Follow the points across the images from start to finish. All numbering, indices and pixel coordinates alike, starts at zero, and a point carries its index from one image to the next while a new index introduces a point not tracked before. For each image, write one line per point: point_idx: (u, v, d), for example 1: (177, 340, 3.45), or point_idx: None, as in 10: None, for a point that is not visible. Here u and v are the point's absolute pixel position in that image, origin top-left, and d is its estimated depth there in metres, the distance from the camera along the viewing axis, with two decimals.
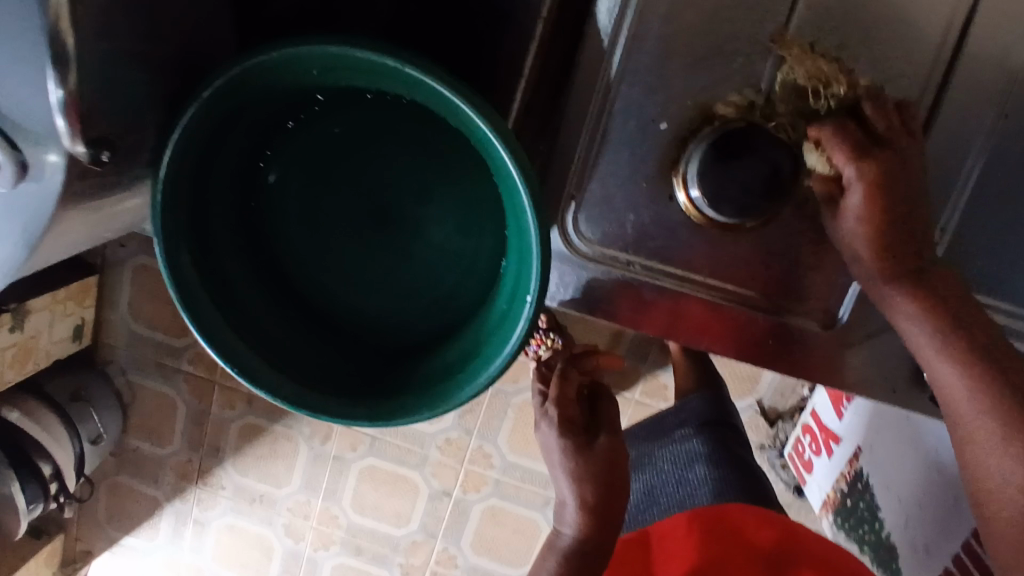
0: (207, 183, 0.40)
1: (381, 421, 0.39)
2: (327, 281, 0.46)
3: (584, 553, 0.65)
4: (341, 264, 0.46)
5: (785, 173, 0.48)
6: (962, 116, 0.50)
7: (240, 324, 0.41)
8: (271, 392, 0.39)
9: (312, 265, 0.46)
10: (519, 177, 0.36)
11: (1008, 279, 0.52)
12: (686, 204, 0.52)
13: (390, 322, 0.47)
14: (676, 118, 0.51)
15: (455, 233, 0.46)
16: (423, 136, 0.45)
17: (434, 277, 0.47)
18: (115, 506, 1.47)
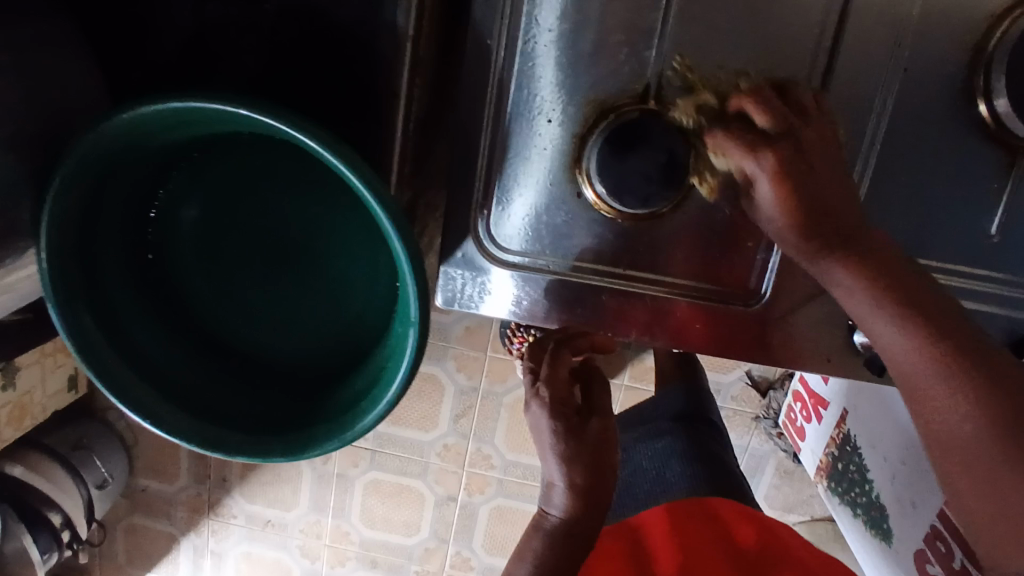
0: (97, 244, 0.41)
1: (294, 454, 0.40)
2: (239, 319, 0.47)
3: (573, 539, 0.55)
4: (250, 301, 0.47)
5: (682, 159, 0.48)
6: (858, 76, 0.49)
7: (151, 375, 0.42)
8: (185, 438, 0.40)
9: (222, 305, 0.47)
10: (380, 207, 0.36)
11: (931, 234, 0.51)
12: (593, 199, 0.52)
13: (306, 351, 0.47)
14: (570, 114, 0.50)
15: (357, 259, 0.47)
16: (310, 167, 0.45)
17: (343, 303, 0.47)
18: (133, 546, 1.49)
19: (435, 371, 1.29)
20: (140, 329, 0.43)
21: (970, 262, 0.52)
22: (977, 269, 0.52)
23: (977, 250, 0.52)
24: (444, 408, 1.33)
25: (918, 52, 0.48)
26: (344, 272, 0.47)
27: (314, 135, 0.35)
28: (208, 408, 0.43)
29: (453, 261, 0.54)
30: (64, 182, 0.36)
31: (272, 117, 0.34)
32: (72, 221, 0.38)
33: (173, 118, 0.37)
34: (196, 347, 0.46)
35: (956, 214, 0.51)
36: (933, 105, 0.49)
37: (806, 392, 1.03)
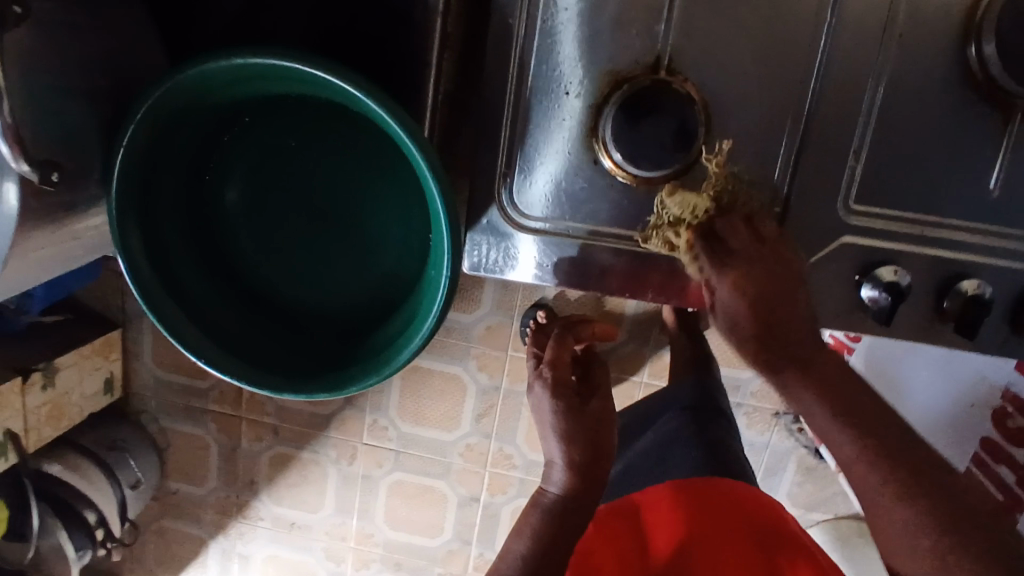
0: (156, 199, 0.45)
1: (336, 390, 0.43)
2: (282, 276, 0.51)
3: (567, 511, 0.63)
4: (293, 259, 0.51)
5: (691, 124, 0.52)
6: (858, 43, 0.52)
7: (203, 322, 0.45)
8: (236, 378, 0.43)
9: (266, 264, 0.51)
10: (419, 151, 0.40)
11: (931, 191, 0.54)
12: (610, 165, 0.55)
13: (342, 305, 0.51)
14: (587, 87, 0.54)
15: (390, 218, 0.51)
16: (348, 132, 0.49)
17: (376, 259, 0.51)
18: (163, 549, 1.52)
19: (457, 371, 1.32)
20: (194, 283, 0.47)
21: (977, 220, 0.54)
22: (979, 224, 0.54)
23: (979, 207, 0.54)
24: (466, 408, 1.35)
25: (914, 20, 0.51)
26: (378, 230, 0.51)
27: (357, 84, 0.39)
28: (256, 355, 0.47)
29: (479, 228, 0.58)
30: (135, 133, 0.40)
31: (320, 67, 0.38)
32: (137, 173, 0.42)
33: (229, 76, 0.41)
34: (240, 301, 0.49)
35: (961, 173, 0.53)
36: (928, 68, 0.52)
37: None
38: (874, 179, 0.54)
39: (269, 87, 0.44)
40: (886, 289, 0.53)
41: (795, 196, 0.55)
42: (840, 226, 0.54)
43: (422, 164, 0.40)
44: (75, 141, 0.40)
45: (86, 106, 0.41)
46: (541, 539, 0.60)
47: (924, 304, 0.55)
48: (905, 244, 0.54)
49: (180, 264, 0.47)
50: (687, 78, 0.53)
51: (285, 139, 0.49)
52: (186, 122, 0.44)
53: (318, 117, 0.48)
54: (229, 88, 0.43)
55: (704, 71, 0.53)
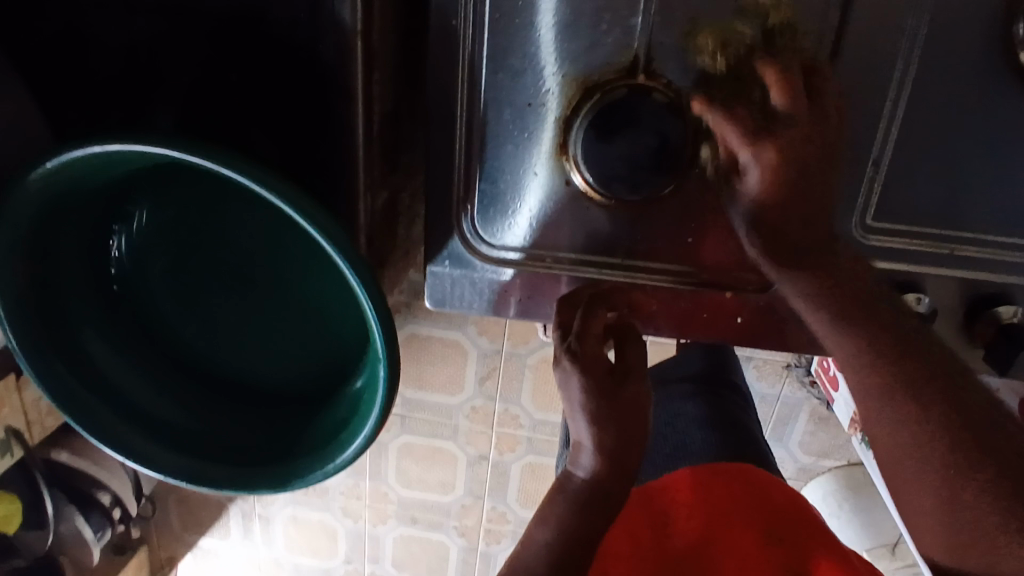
0: (56, 286, 0.40)
1: (278, 487, 0.39)
2: (217, 342, 0.45)
3: (599, 497, 0.53)
4: (226, 324, 0.45)
5: (676, 140, 0.44)
6: (881, 29, 0.42)
7: (129, 413, 0.41)
8: (169, 475, 0.39)
9: (200, 331, 0.45)
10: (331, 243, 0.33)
11: (963, 202, 0.45)
12: (583, 186, 0.47)
13: (290, 369, 0.46)
14: (552, 98, 0.45)
15: (331, 272, 0.44)
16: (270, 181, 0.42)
17: (322, 318, 0.45)
18: (185, 514, 1.56)
19: (458, 337, 1.27)
20: (115, 364, 0.42)
21: (1017, 231, 0.46)
22: (1018, 237, 0.46)
23: (1019, 217, 0.45)
24: (469, 372, 1.32)
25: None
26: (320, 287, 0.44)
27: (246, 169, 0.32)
28: (193, 439, 0.42)
29: (440, 262, 0.51)
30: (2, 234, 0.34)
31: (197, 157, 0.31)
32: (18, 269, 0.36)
33: (102, 159, 0.34)
34: (175, 376, 0.45)
35: (999, 179, 0.45)
36: (965, 57, 0.42)
37: None
38: (896, 191, 0.45)
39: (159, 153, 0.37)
40: None
41: None
42: (855, 247, 0.46)
43: (337, 257, 0.34)
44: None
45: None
46: (566, 530, 0.52)
47: (950, 325, 0.48)
48: (930, 265, 0.46)
49: (97, 346, 0.42)
50: (669, 80, 0.44)
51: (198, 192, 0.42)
52: (71, 202, 0.38)
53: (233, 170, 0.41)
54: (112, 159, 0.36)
55: (691, 70, 0.44)
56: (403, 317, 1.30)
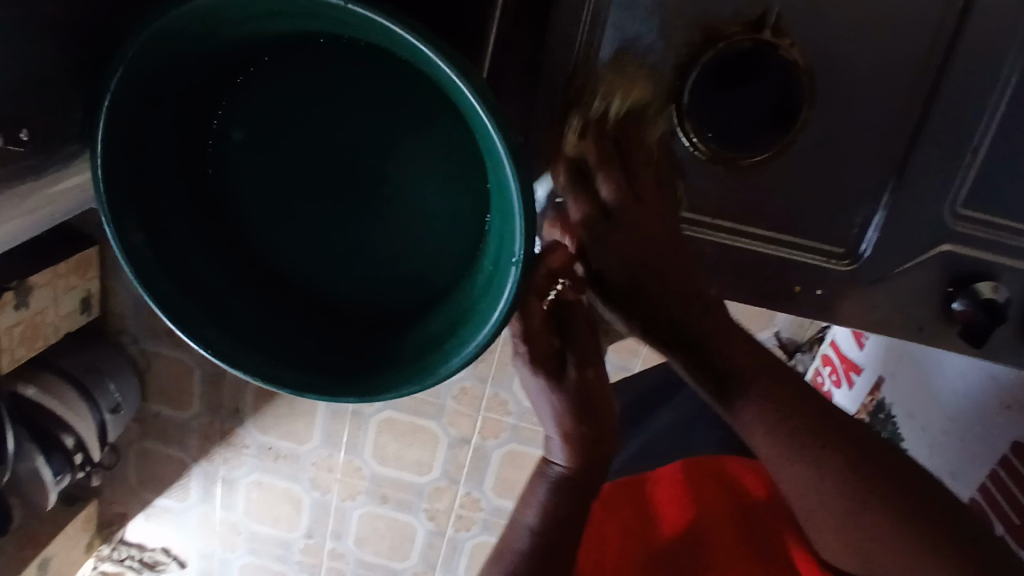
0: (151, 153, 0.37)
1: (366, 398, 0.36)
2: (296, 252, 0.42)
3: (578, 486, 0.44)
4: (309, 233, 0.42)
5: (791, 101, 0.45)
6: (1001, 17, 0.43)
7: (208, 310, 0.38)
8: (246, 373, 0.36)
9: (278, 238, 0.42)
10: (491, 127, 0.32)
11: None
12: (689, 139, 0.46)
13: (370, 292, 0.43)
14: (671, 42, 0.44)
15: (434, 191, 0.41)
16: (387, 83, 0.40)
17: (413, 240, 0.42)
18: (144, 469, 1.50)
19: None
20: (192, 255, 0.39)
21: None
22: None
23: None
24: None
25: None
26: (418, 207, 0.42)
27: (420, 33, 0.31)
28: (267, 343, 0.39)
29: None
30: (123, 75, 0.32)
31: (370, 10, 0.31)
32: (123, 119, 0.34)
33: (250, 8, 0.33)
34: (251, 284, 0.41)
35: None
36: None
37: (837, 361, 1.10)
38: (989, 183, 0.46)
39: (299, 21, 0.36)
40: (982, 306, 0.47)
41: (896, 192, 0.47)
42: (941, 231, 0.47)
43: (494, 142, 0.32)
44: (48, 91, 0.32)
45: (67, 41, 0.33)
46: (552, 512, 0.44)
47: (1015, 325, 0.49)
48: (1006, 257, 0.48)
49: (177, 234, 0.39)
50: (795, 41, 0.44)
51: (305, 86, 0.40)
52: (189, 62, 0.35)
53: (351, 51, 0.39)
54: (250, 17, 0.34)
55: (815, 31, 0.44)
56: None
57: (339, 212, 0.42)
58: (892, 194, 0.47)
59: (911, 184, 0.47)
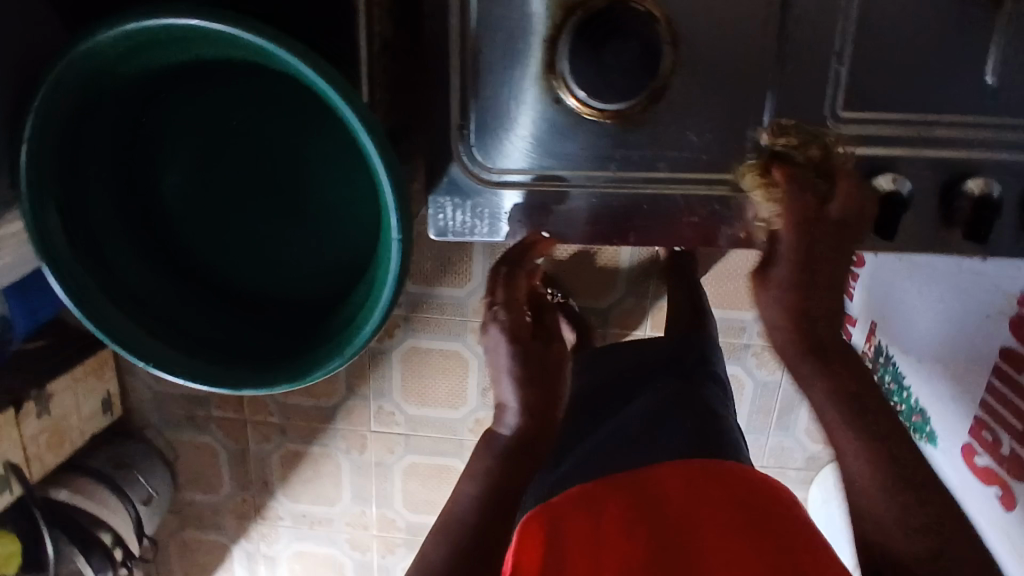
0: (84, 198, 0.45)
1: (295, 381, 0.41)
2: (227, 263, 0.52)
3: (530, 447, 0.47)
4: (236, 239, 0.51)
5: (655, 48, 0.48)
6: None
7: (152, 328, 0.45)
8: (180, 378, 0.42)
9: (212, 250, 0.51)
10: (350, 112, 0.39)
11: (925, 87, 0.49)
12: (574, 103, 0.51)
13: (294, 283, 0.52)
14: (538, 20, 0.49)
15: (332, 186, 0.51)
16: (274, 100, 0.49)
17: (325, 231, 0.51)
18: (188, 559, 1.53)
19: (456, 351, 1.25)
20: (136, 274, 0.48)
21: (977, 111, 0.49)
22: (983, 118, 0.49)
23: (978, 100, 0.49)
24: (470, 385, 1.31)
25: None
26: (322, 204, 0.51)
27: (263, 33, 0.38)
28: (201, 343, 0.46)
29: (442, 189, 0.54)
30: (36, 126, 0.39)
31: (222, 25, 0.37)
32: (55, 170, 0.42)
33: (128, 47, 0.40)
34: (197, 296, 0.50)
35: (953, 62, 0.48)
36: None
37: None
38: (863, 81, 0.49)
39: (165, 54, 0.43)
40: (885, 201, 0.49)
41: (776, 108, 0.50)
42: (828, 135, 0.50)
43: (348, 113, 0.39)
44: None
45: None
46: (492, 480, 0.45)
47: (929, 211, 0.51)
48: (900, 148, 0.50)
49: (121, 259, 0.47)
50: None
51: (205, 115, 0.49)
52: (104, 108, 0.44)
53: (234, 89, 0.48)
54: (138, 62, 0.42)
55: None
56: (402, 331, 1.31)
57: (259, 216, 0.51)
58: (774, 112, 0.50)
59: (788, 99, 0.50)
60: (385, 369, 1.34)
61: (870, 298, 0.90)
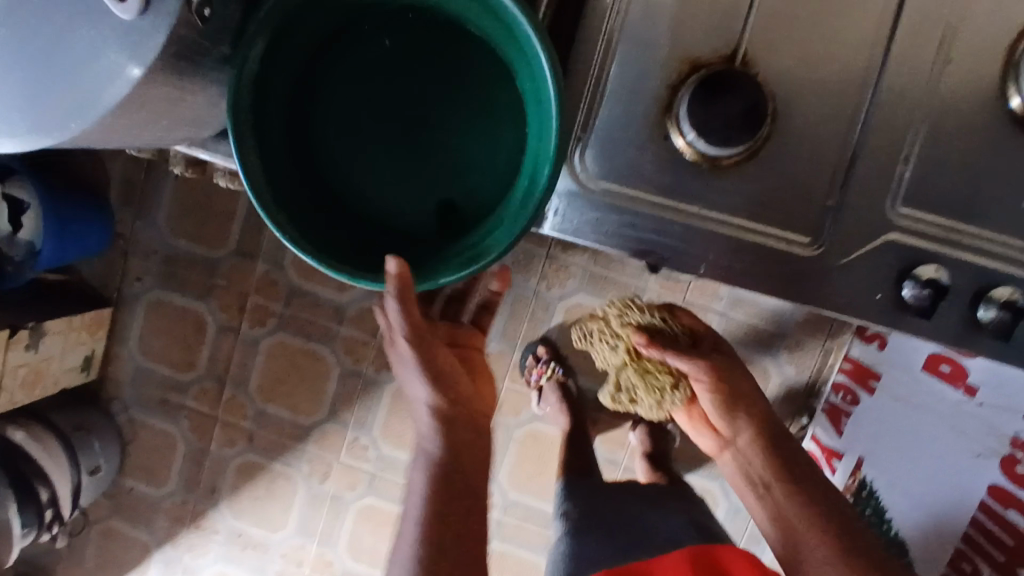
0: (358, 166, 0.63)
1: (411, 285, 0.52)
2: (352, 172, 0.62)
3: None
4: (367, 160, 0.62)
5: (760, 109, 0.56)
6: (908, 61, 0.57)
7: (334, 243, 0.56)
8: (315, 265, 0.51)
9: (336, 165, 0.61)
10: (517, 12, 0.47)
11: (975, 204, 0.57)
12: (679, 143, 0.59)
13: (414, 207, 0.62)
14: (667, 69, 0.59)
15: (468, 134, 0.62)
16: (419, 47, 0.61)
17: (458, 162, 0.62)
18: (104, 551, 1.45)
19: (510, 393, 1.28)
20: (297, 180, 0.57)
21: (1013, 235, 0.57)
22: (1017, 241, 0.57)
23: (1016, 224, 0.57)
24: None
25: (960, 47, 0.56)
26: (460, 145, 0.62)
27: None
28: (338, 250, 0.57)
29: None
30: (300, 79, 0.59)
31: None
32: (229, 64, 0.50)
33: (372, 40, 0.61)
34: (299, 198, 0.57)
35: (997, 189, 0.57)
36: (979, 88, 0.57)
37: (821, 454, 1.15)
38: (923, 185, 0.57)
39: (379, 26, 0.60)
40: (926, 285, 0.56)
41: (848, 188, 0.58)
42: (887, 221, 0.57)
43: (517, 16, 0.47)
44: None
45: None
46: None
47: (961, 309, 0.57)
48: (949, 248, 0.57)
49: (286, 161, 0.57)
50: (760, 70, 0.58)
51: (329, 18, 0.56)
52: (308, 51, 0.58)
53: (395, 32, 0.61)
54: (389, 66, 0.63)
55: (775, 63, 0.58)
56: None
57: (400, 141, 0.62)
58: (845, 189, 0.58)
59: (859, 182, 0.57)
60: (373, 401, 1.34)
61: (876, 432, 1.00)
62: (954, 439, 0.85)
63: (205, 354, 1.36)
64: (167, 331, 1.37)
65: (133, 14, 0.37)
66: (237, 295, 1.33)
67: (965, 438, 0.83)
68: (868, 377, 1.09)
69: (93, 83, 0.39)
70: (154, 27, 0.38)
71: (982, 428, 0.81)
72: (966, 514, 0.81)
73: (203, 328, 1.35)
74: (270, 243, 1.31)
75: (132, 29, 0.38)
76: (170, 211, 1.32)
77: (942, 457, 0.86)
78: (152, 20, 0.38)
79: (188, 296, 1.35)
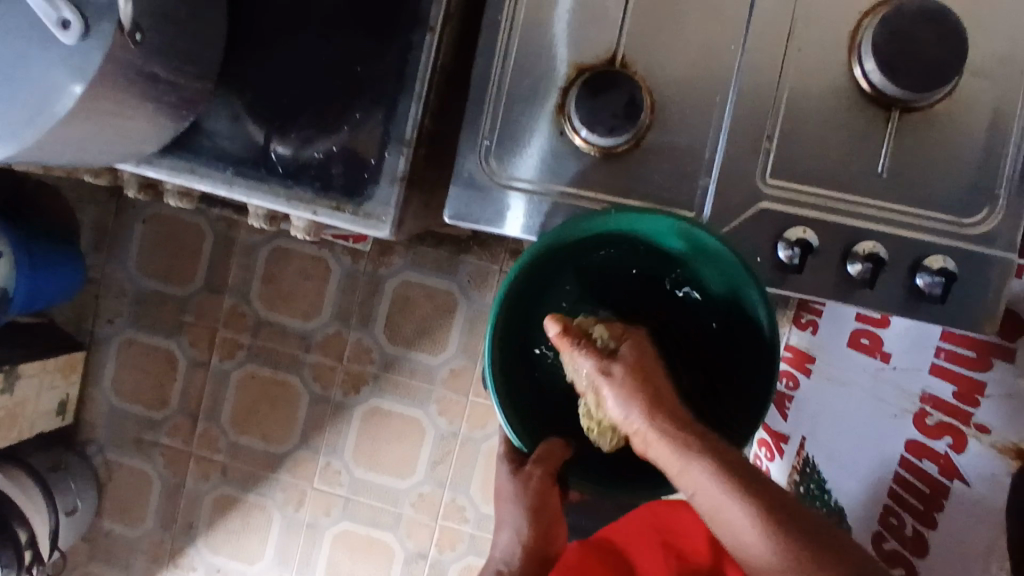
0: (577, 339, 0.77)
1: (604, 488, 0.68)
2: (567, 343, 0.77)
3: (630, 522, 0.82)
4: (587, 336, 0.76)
5: (639, 101, 0.64)
6: (763, 55, 0.65)
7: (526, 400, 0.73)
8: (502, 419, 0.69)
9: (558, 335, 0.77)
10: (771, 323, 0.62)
11: (835, 173, 0.65)
12: (574, 138, 0.66)
13: None
14: (558, 75, 0.66)
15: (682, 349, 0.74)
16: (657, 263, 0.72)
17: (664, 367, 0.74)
18: None
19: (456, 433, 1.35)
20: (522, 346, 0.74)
21: (870, 198, 0.65)
22: (876, 202, 0.65)
23: (872, 188, 0.65)
24: (423, 455, 1.37)
25: (805, 39, 0.65)
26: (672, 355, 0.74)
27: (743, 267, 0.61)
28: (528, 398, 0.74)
29: (460, 180, 0.68)
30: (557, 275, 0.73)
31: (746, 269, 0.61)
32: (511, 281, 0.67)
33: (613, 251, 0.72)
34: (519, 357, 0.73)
35: (852, 159, 0.65)
36: (828, 71, 0.65)
37: (771, 441, 1.19)
38: (788, 159, 0.65)
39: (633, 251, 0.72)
40: (796, 245, 0.63)
41: (722, 167, 0.65)
42: (758, 193, 0.65)
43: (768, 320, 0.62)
44: (170, 27, 0.51)
45: (185, 9, 0.52)
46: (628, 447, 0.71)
47: (833, 262, 0.65)
48: (814, 211, 0.65)
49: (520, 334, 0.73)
50: (636, 70, 0.66)
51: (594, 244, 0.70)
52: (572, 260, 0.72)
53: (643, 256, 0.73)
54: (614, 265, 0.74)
55: (648, 64, 0.66)
56: (368, 388, 1.37)
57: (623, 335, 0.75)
58: (720, 169, 0.65)
59: (732, 162, 0.65)
60: (344, 424, 1.38)
61: (811, 412, 1.05)
62: (877, 402, 0.90)
63: (177, 390, 1.40)
64: (140, 370, 1.41)
65: (76, 38, 0.45)
66: (207, 330, 1.39)
67: (886, 401, 0.89)
68: (805, 361, 1.15)
69: (46, 98, 0.47)
70: (94, 48, 0.46)
71: (899, 387, 0.86)
72: (892, 471, 0.85)
73: (175, 364, 1.40)
74: (237, 278, 1.38)
75: (77, 51, 0.46)
76: (140, 254, 1.39)
77: (864, 422, 0.92)
78: (93, 42, 0.46)
79: (160, 335, 1.40)
